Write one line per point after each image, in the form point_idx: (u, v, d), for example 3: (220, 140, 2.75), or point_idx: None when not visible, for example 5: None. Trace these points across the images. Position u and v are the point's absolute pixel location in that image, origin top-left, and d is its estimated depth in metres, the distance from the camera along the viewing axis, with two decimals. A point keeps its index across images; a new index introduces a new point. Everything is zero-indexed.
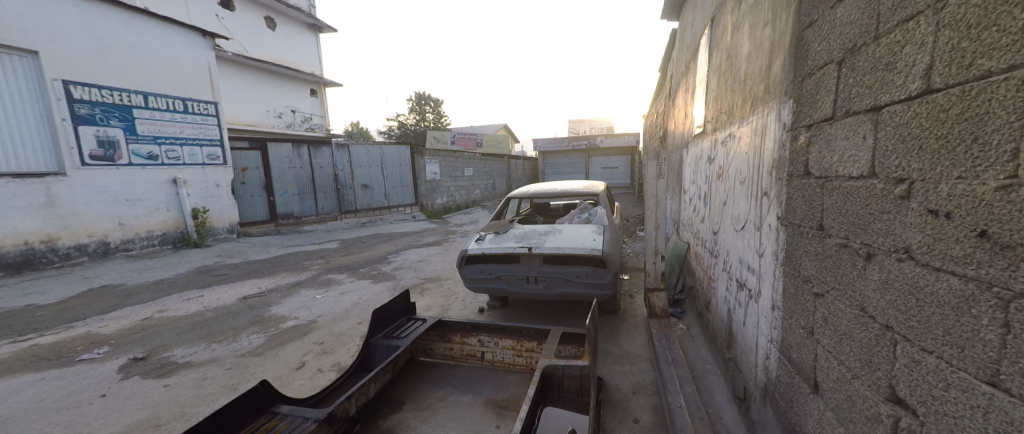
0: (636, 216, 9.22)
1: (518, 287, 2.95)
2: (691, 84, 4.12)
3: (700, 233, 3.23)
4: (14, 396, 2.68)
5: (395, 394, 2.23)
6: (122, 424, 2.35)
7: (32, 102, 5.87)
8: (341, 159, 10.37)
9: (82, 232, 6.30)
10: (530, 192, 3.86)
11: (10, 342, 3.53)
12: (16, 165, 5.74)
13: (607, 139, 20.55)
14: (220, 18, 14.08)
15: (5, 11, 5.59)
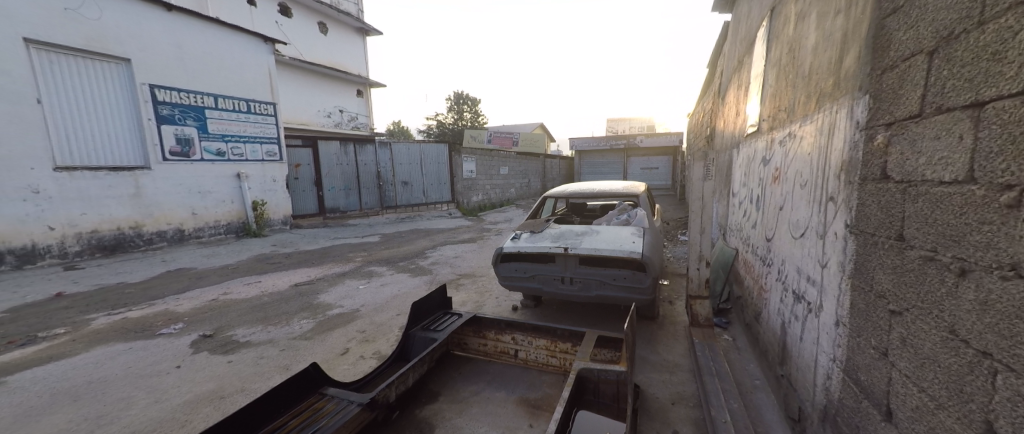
0: (677, 219, 8.89)
1: (553, 288, 2.92)
2: (745, 81, 3.91)
3: (751, 239, 3.06)
4: (108, 361, 2.98)
5: (431, 386, 2.28)
6: (193, 393, 2.55)
7: (124, 104, 6.51)
8: (383, 156, 10.72)
9: (163, 221, 6.91)
10: (567, 191, 3.82)
11: (104, 314, 3.94)
12: (111, 160, 6.38)
13: (647, 139, 19.97)
14: (278, 25, 15.00)
15: (106, 23, 6.26)
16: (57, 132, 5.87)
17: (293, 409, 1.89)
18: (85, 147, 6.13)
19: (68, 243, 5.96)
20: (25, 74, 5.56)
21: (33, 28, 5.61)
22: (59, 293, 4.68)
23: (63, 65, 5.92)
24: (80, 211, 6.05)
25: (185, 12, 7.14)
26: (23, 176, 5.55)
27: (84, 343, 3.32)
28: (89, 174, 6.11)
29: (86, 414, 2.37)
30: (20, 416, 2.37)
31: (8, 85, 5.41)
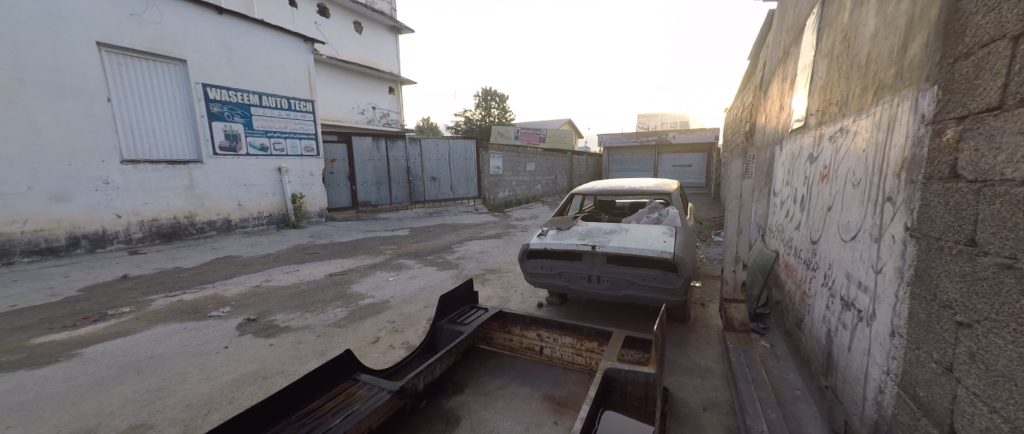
0: (709, 219, 8.60)
1: (579, 286, 2.89)
2: (790, 74, 3.72)
3: (794, 241, 2.92)
4: (166, 339, 3.20)
5: (458, 378, 2.31)
6: (239, 372, 2.70)
7: (180, 102, 6.93)
8: (413, 152, 10.92)
9: (213, 211, 7.32)
10: (594, 189, 3.77)
11: (163, 296, 4.23)
12: (168, 154, 6.81)
13: (680, 135, 19.38)
14: (317, 25, 15.54)
15: (165, 27, 6.67)
16: (124, 128, 6.31)
17: (328, 392, 1.96)
18: (146, 142, 6.57)
19: (131, 230, 6.42)
20: (96, 75, 6.01)
21: (104, 33, 6.05)
22: (124, 275, 5.06)
23: (128, 67, 6.35)
24: (143, 201, 6.51)
25: (235, 15, 7.51)
26: (95, 168, 6.02)
27: (145, 322, 3.58)
28: (150, 167, 6.57)
29: (147, 386, 2.56)
30: (93, 384, 2.58)
31: (82, 86, 5.87)
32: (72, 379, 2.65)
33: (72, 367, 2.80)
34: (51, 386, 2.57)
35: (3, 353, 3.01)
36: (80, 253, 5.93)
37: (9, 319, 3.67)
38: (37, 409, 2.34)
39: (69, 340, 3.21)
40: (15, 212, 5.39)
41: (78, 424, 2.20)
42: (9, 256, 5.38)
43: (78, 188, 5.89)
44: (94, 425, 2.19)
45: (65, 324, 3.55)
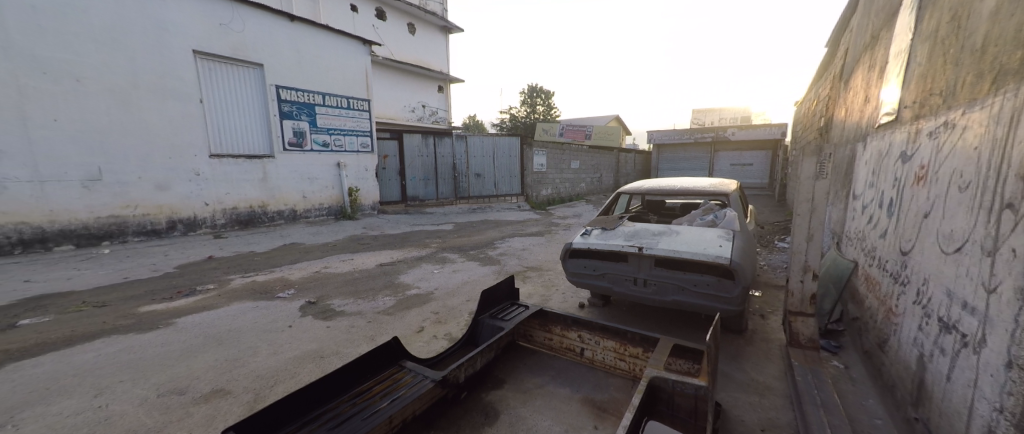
0: (772, 223, 7.99)
1: (624, 289, 2.80)
2: (879, 61, 3.35)
3: (878, 250, 2.63)
4: (242, 315, 3.51)
5: (498, 373, 2.31)
6: (300, 350, 2.89)
7: (257, 102, 7.52)
8: (459, 149, 11.12)
9: (282, 202, 7.90)
10: (643, 188, 3.63)
11: (240, 276, 4.65)
12: (246, 150, 7.43)
13: (740, 132, 18.19)
14: (375, 28, 16.24)
15: (246, 34, 7.26)
16: (212, 126, 6.97)
17: (376, 376, 2.03)
18: (229, 138, 7.22)
19: (217, 217, 7.09)
20: (190, 78, 6.67)
21: (197, 41, 6.70)
22: (208, 256, 5.60)
23: (216, 71, 6.99)
24: (226, 191, 7.16)
25: (306, 22, 8.03)
26: (189, 161, 6.71)
27: (225, 298, 3.93)
28: (233, 161, 7.22)
29: (224, 356, 2.80)
30: (184, 351, 2.87)
31: (178, 88, 6.56)
32: (167, 344, 2.97)
33: (168, 334, 3.14)
34: (153, 349, 2.90)
35: (117, 318, 3.44)
36: (178, 235, 6.69)
37: (120, 289, 4.18)
38: (141, 368, 2.64)
39: (166, 310, 3.61)
40: (129, 198, 6.17)
41: (172, 384, 2.46)
42: (124, 235, 6.16)
43: (177, 178, 6.61)
44: (183, 387, 2.44)
45: (162, 297, 3.98)
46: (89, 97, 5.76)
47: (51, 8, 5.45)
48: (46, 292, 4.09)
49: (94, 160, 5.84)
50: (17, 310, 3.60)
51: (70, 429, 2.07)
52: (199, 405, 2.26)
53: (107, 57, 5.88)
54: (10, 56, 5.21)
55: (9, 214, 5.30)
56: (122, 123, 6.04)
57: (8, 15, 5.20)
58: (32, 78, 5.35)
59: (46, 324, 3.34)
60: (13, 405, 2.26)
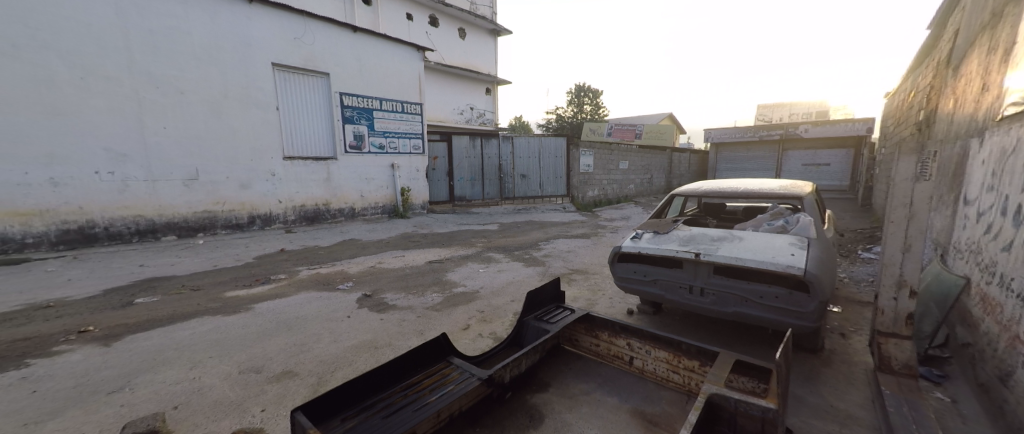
0: (853, 231, 7.23)
1: (677, 296, 2.65)
2: (1002, 44, 2.89)
3: (998, 266, 2.27)
4: (308, 304, 3.76)
5: (543, 376, 2.27)
6: (356, 340, 3.03)
7: (322, 109, 8.04)
8: (505, 150, 11.21)
9: (342, 200, 8.40)
10: (701, 189, 3.43)
11: (306, 268, 5.00)
12: (313, 152, 7.98)
13: (814, 129, 16.73)
14: (428, 34, 16.82)
15: (315, 46, 7.79)
16: (285, 131, 7.55)
17: (426, 370, 2.07)
18: (298, 142, 7.77)
19: (288, 213, 7.68)
20: (268, 88, 7.29)
21: (275, 54, 7.31)
22: (280, 248, 6.08)
23: (289, 81, 7.57)
24: (296, 190, 7.73)
25: (367, 32, 8.48)
26: (266, 163, 7.33)
27: (293, 287, 4.24)
28: (302, 163, 7.78)
29: (291, 341, 3.00)
30: (258, 334, 3.12)
31: (259, 97, 7.19)
32: (246, 327, 3.25)
33: (246, 318, 3.43)
34: (234, 330, 3.18)
35: (207, 301, 3.82)
36: (258, 228, 7.32)
37: (209, 275, 4.65)
38: (226, 346, 2.91)
39: (245, 296, 3.96)
40: (220, 195, 6.85)
41: (249, 363, 2.68)
42: (214, 228, 6.83)
43: (256, 179, 7.24)
44: (259, 366, 2.64)
45: (242, 284, 4.37)
46: (189, 108, 6.48)
47: (162, 31, 6.18)
48: (154, 275, 4.65)
49: (193, 162, 6.56)
50: (132, 290, 4.12)
51: (171, 396, 2.31)
52: (270, 384, 2.44)
53: (204, 72, 6.58)
54: (130, 73, 5.97)
55: (130, 207, 6.07)
56: (214, 130, 6.74)
57: (131, 38, 5.95)
58: (149, 92, 6.12)
59: (154, 303, 3.78)
60: (131, 370, 2.58)
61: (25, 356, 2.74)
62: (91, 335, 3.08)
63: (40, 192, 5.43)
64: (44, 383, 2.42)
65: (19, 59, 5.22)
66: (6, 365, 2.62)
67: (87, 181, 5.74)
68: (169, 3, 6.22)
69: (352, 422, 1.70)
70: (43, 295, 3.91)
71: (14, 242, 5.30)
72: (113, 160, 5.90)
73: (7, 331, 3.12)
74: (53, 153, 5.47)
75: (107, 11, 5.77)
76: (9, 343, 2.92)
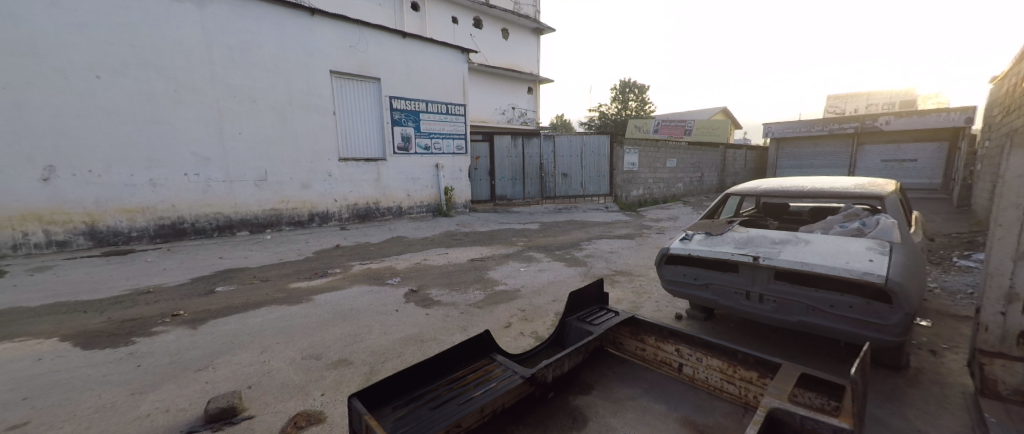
0: (944, 236, 6.44)
1: (732, 302, 2.50)
2: None
3: None
4: (361, 297, 3.95)
5: (586, 378, 2.22)
6: (404, 333, 3.14)
7: (373, 112, 8.42)
8: (547, 149, 11.16)
9: (391, 199, 8.75)
10: (758, 189, 3.22)
11: (359, 263, 5.27)
12: (364, 154, 8.37)
13: (898, 120, 15.15)
14: (472, 36, 17.12)
15: (369, 53, 8.17)
16: (340, 134, 7.99)
17: (469, 365, 2.10)
18: (351, 144, 8.19)
19: (342, 211, 8.11)
20: (327, 95, 7.75)
21: (333, 62, 7.75)
22: (336, 244, 6.45)
23: (344, 87, 8.00)
24: (349, 190, 8.15)
25: (416, 38, 8.77)
26: (324, 165, 7.80)
27: (347, 281, 4.48)
28: (355, 164, 8.19)
29: (346, 331, 3.17)
30: (318, 323, 3.33)
31: (319, 103, 7.66)
32: (307, 316, 3.47)
33: (308, 308, 3.67)
34: (297, 319, 3.41)
35: (274, 291, 4.14)
36: (317, 225, 7.81)
37: (275, 268, 5.03)
38: (290, 333, 3.13)
39: (306, 288, 4.24)
40: (285, 195, 7.39)
41: (310, 350, 2.86)
42: (280, 224, 7.38)
43: (316, 179, 7.73)
44: (319, 353, 2.81)
45: (303, 276, 4.69)
46: (261, 115, 7.04)
47: (239, 45, 6.75)
48: (230, 267, 5.10)
49: (263, 164, 7.13)
50: (213, 279, 4.55)
51: (246, 376, 2.52)
52: (329, 370, 2.59)
53: (272, 81, 7.11)
54: (213, 85, 6.57)
55: (211, 205, 6.69)
56: (281, 135, 7.27)
57: (213, 53, 6.55)
58: (228, 101, 6.71)
59: (232, 291, 4.14)
60: (213, 351, 2.84)
61: (131, 334, 3.10)
62: (182, 318, 3.43)
63: (142, 192, 6.12)
64: (147, 359, 2.72)
65: (126, 76, 5.90)
66: (117, 341, 2.99)
67: (179, 182, 6.40)
68: (245, 20, 6.78)
69: (402, 411, 1.76)
70: (143, 282, 4.42)
71: (122, 235, 6.03)
72: (199, 163, 6.54)
73: (117, 311, 3.56)
74: (152, 158, 6.15)
75: (195, 30, 6.38)
76: (119, 323, 3.33)
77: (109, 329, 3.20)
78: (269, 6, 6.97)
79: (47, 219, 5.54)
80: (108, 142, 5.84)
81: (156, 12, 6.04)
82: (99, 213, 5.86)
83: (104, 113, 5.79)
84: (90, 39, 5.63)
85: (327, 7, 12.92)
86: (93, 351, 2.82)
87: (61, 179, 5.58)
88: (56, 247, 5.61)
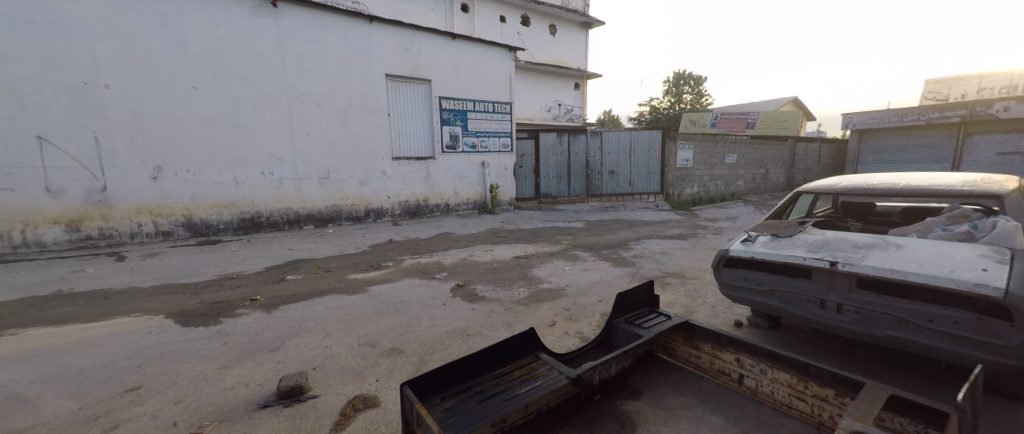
0: None
1: (803, 311, 2.30)
2: None
3: None
4: (411, 289, 4.11)
5: (635, 382, 2.13)
6: (450, 326, 3.22)
7: (424, 112, 8.71)
8: (594, 145, 10.93)
9: (439, 196, 9.01)
10: (832, 187, 2.92)
11: (410, 257, 5.48)
12: (415, 152, 8.68)
13: (1018, 106, 13.08)
14: (520, 35, 17.11)
15: (420, 55, 8.45)
16: (394, 134, 8.34)
17: (514, 362, 2.11)
18: (404, 143, 8.53)
19: (395, 208, 8.48)
20: (383, 97, 8.12)
21: (389, 66, 8.11)
22: (389, 239, 6.76)
23: (398, 89, 8.35)
24: (401, 187, 8.50)
25: (465, 39, 8.94)
26: (379, 163, 8.19)
27: (399, 274, 4.68)
28: (407, 163, 8.51)
29: (396, 322, 3.30)
30: (373, 313, 3.51)
31: (375, 105, 8.06)
32: (362, 306, 3.67)
33: (364, 298, 3.89)
34: (354, 308, 3.61)
35: (335, 281, 4.43)
36: (372, 221, 8.24)
37: (335, 259, 5.37)
38: (349, 321, 3.32)
39: (362, 279, 4.49)
40: (345, 192, 7.86)
41: (366, 338, 3.01)
42: (340, 219, 7.88)
43: (372, 177, 8.14)
44: (374, 341, 2.96)
45: (360, 268, 4.96)
46: (324, 117, 7.53)
47: (307, 53, 7.26)
48: (297, 257, 5.51)
49: (326, 164, 7.64)
50: (284, 268, 4.95)
51: (311, 359, 2.71)
52: (382, 358, 2.71)
53: (336, 86, 7.59)
54: (285, 91, 7.13)
55: (283, 201, 7.29)
56: (342, 135, 7.74)
57: (286, 61, 7.10)
58: (298, 105, 7.26)
59: (299, 280, 4.49)
60: (285, 334, 3.09)
61: (219, 315, 3.47)
62: (259, 302, 3.77)
63: (228, 189, 6.79)
64: (231, 337, 3.02)
65: (215, 85, 6.55)
66: (208, 320, 3.35)
67: (257, 180, 7.03)
68: (312, 30, 7.27)
69: (450, 403, 1.81)
70: (228, 269, 4.92)
71: (212, 227, 6.74)
72: (274, 163, 7.14)
73: (208, 294, 3.99)
74: (235, 158, 6.81)
75: (270, 41, 6.94)
76: (209, 304, 3.72)
77: (202, 309, 3.59)
78: (333, 16, 7.42)
79: (155, 212, 6.32)
80: (201, 145, 6.53)
81: (239, 26, 6.65)
82: (194, 208, 6.58)
83: (199, 119, 6.47)
84: (187, 53, 6.31)
85: (384, 13, 13.56)
86: (189, 328, 3.19)
87: (165, 177, 6.33)
88: (162, 237, 6.40)
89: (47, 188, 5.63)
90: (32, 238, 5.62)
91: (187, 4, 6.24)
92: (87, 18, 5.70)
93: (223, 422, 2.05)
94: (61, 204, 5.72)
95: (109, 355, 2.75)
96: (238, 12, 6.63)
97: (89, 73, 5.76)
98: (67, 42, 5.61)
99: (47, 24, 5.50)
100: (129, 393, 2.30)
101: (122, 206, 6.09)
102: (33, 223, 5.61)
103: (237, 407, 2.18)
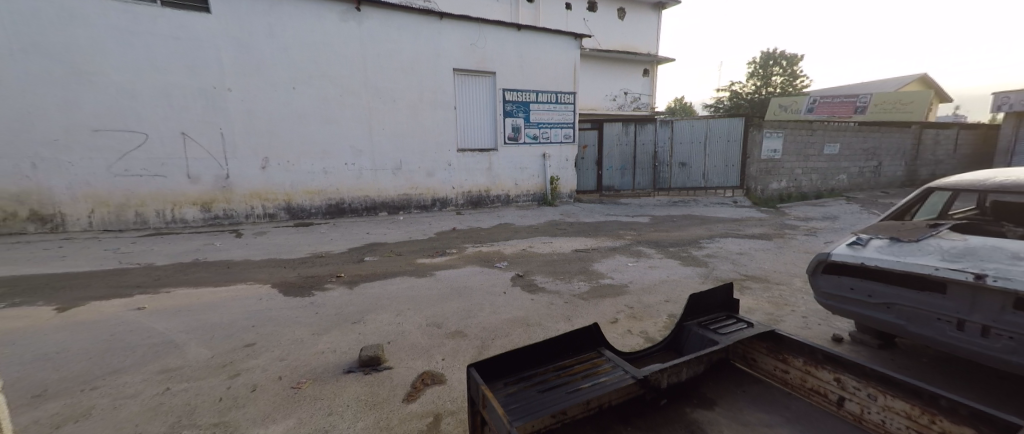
0: None
1: (930, 331, 2.01)
2: None
3: None
4: (473, 276, 4.27)
5: (708, 390, 2.01)
6: (510, 314, 3.29)
7: (489, 104, 8.89)
8: (662, 136, 10.40)
9: (500, 187, 9.18)
10: (971, 184, 2.50)
11: (474, 245, 5.68)
12: (479, 144, 8.91)
13: None
14: (586, 21, 16.64)
15: (486, 49, 8.60)
16: (461, 127, 8.63)
17: (575, 356, 2.11)
18: (470, 136, 8.79)
19: (459, 197, 8.81)
20: (450, 91, 8.40)
21: (457, 61, 8.36)
22: (453, 227, 7.04)
23: (466, 83, 8.61)
24: (465, 177, 8.77)
25: (530, 30, 8.91)
26: (445, 155, 8.53)
27: (462, 261, 4.87)
28: (472, 155, 8.76)
29: (460, 307, 3.46)
30: (439, 296, 3.71)
31: (444, 99, 8.38)
32: (427, 289, 3.90)
33: (431, 281, 4.13)
34: (422, 291, 3.84)
35: (405, 264, 4.75)
36: (438, 209, 8.64)
37: (405, 245, 5.73)
38: (416, 302, 3.56)
39: (429, 264, 4.75)
40: (414, 181, 8.32)
41: (433, 318, 3.21)
42: (409, 208, 8.36)
43: (439, 168, 8.51)
44: (439, 322, 3.14)
45: (427, 254, 5.24)
46: (398, 112, 8.01)
47: (386, 53, 7.74)
48: (372, 241, 5.95)
49: (399, 155, 8.12)
50: (361, 250, 5.40)
51: (386, 333, 2.95)
52: (447, 339, 2.87)
53: (409, 82, 8.01)
54: (365, 89, 7.68)
55: (361, 190, 7.91)
56: (414, 128, 8.18)
57: (368, 61, 7.64)
58: (376, 102, 7.80)
59: (375, 261, 4.87)
60: (363, 309, 3.39)
61: (311, 288, 3.91)
62: (342, 279, 4.18)
63: (318, 178, 7.54)
64: (322, 308, 3.39)
65: (311, 86, 7.27)
66: (303, 292, 3.79)
67: (341, 171, 7.70)
68: (392, 30, 7.73)
69: (513, 389, 1.86)
70: (318, 248, 5.48)
71: (307, 211, 7.54)
72: (355, 154, 7.76)
73: (302, 269, 4.51)
74: (323, 150, 7.50)
75: (354, 42, 7.49)
76: (303, 278, 4.20)
77: (298, 282, 4.08)
78: (408, 15, 7.80)
79: (264, 196, 7.22)
80: (299, 139, 7.31)
81: (330, 31, 7.28)
82: (292, 194, 7.40)
83: (297, 116, 7.23)
84: (288, 58, 7.06)
85: (453, 9, 13.97)
86: (288, 297, 3.64)
87: (270, 167, 7.19)
88: (268, 218, 7.30)
89: (188, 175, 6.69)
90: (178, 215, 6.73)
91: (289, 14, 6.95)
92: (214, 31, 6.58)
93: (316, 381, 2.33)
94: (199, 188, 6.78)
95: (233, 314, 3.24)
96: (329, 18, 7.24)
97: (217, 79, 6.68)
98: (201, 52, 6.54)
99: (189, 39, 6.45)
100: (245, 349, 2.69)
101: (240, 191, 7.04)
102: (179, 203, 6.71)
103: (326, 369, 2.45)
